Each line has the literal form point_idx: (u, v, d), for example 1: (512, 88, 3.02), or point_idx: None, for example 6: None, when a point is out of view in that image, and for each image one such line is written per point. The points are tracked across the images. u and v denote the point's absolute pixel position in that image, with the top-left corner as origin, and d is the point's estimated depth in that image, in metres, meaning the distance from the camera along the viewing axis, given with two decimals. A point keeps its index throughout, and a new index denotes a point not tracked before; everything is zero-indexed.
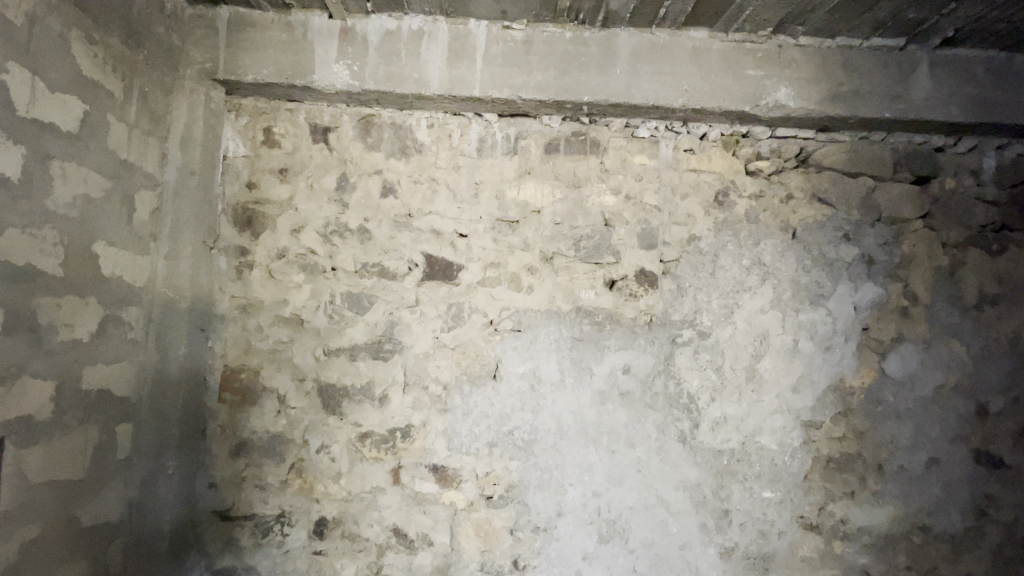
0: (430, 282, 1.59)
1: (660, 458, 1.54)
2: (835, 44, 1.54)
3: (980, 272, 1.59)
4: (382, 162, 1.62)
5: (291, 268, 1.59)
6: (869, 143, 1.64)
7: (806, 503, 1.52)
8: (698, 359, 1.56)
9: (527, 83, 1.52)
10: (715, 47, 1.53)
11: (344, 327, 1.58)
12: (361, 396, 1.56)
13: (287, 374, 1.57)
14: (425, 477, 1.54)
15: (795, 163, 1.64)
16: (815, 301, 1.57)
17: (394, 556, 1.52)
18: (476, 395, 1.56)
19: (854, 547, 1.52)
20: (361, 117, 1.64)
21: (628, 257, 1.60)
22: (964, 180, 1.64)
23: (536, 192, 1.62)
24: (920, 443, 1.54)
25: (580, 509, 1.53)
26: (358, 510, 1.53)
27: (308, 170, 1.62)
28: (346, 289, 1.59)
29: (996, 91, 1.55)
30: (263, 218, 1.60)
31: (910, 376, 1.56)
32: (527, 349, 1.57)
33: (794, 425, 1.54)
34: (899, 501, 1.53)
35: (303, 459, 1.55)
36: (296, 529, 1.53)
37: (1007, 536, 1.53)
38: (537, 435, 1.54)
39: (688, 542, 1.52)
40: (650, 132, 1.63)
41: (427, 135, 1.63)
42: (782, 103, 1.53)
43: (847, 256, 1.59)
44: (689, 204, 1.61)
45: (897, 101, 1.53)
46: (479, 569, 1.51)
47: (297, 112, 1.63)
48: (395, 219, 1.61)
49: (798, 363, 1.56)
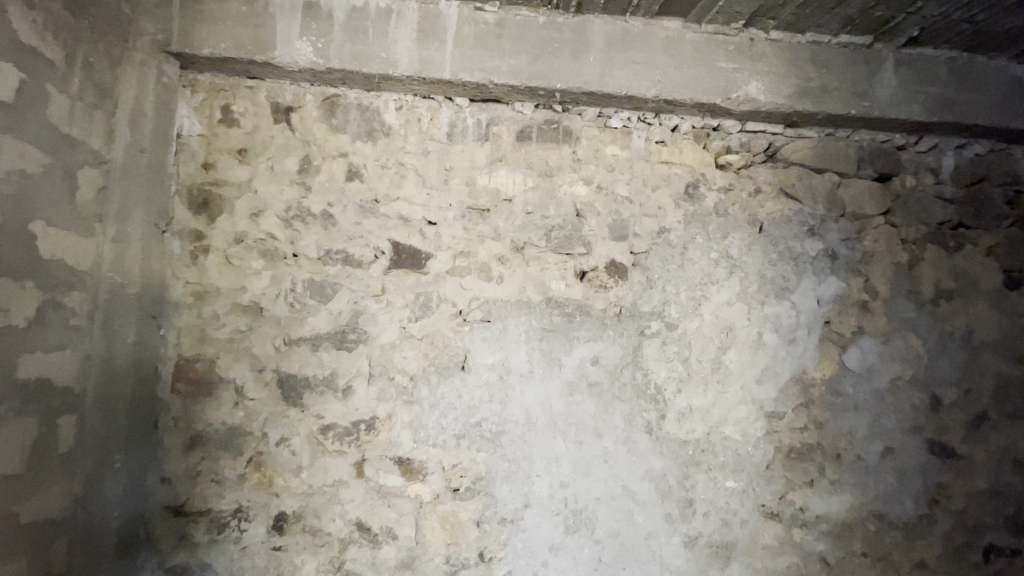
0: (397, 271, 1.55)
1: (627, 449, 1.54)
2: (805, 40, 1.55)
3: (936, 268, 1.65)
4: (347, 145, 1.56)
5: (250, 253, 1.52)
6: (835, 140, 1.67)
7: (768, 492, 1.55)
8: (665, 351, 1.57)
9: (498, 67, 1.48)
10: (688, 38, 1.52)
11: (306, 316, 1.52)
12: (323, 387, 1.51)
13: (245, 364, 1.50)
14: (390, 470, 1.50)
15: (764, 158, 1.65)
16: (780, 294, 1.59)
17: (357, 550, 1.48)
18: (444, 386, 1.53)
19: (813, 535, 1.55)
20: (326, 97, 1.57)
21: (599, 248, 1.59)
22: (924, 178, 1.69)
23: (508, 179, 1.59)
24: (877, 433, 1.59)
25: (547, 500, 1.52)
26: (320, 504, 1.49)
27: (268, 151, 1.55)
28: (308, 277, 1.53)
29: (956, 92, 1.59)
30: (221, 201, 1.53)
31: (869, 368, 1.60)
32: (497, 340, 1.54)
33: (757, 416, 1.57)
34: (856, 490, 1.57)
35: (261, 453, 1.49)
36: (254, 524, 1.48)
37: (956, 522, 1.60)
38: (505, 427, 1.53)
39: (653, 531, 1.53)
40: (623, 123, 1.62)
41: (395, 118, 1.58)
42: (752, 97, 1.53)
43: (812, 250, 1.61)
44: (659, 196, 1.61)
45: (862, 99, 1.56)
46: (444, 562, 1.49)
47: (257, 90, 1.56)
48: (361, 205, 1.55)
49: (763, 355, 1.58)
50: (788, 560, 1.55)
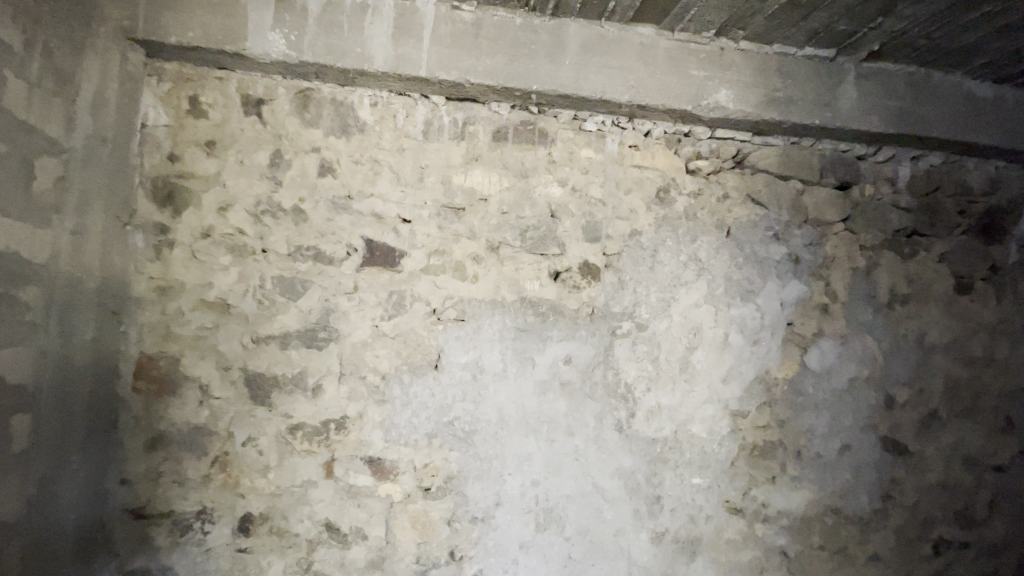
0: (370, 268, 1.53)
1: (597, 447, 1.56)
2: (772, 51, 1.60)
3: (892, 273, 1.73)
4: (320, 140, 1.54)
5: (217, 248, 1.48)
6: (799, 148, 1.73)
7: (732, 488, 1.60)
8: (635, 351, 1.60)
9: (475, 67, 1.49)
10: (661, 45, 1.55)
11: (275, 314, 1.49)
12: (293, 386, 1.49)
13: (211, 362, 1.47)
14: (360, 470, 1.49)
15: (732, 164, 1.70)
16: (745, 296, 1.65)
17: (326, 551, 1.46)
18: (416, 385, 1.52)
19: (774, 530, 1.61)
20: (298, 91, 1.55)
21: (573, 249, 1.61)
22: (882, 187, 1.77)
23: (483, 178, 1.59)
24: (835, 431, 1.65)
25: (518, 498, 1.53)
26: (287, 505, 1.46)
27: (238, 144, 1.51)
28: (277, 274, 1.50)
29: (912, 105, 1.67)
30: (187, 194, 1.49)
31: (829, 368, 1.66)
32: (470, 339, 1.55)
33: (723, 414, 1.61)
34: (816, 485, 1.64)
35: (227, 453, 1.45)
36: (219, 526, 1.44)
37: (907, 516, 1.68)
38: (477, 426, 1.53)
39: (621, 528, 1.56)
40: (597, 126, 1.65)
41: (370, 114, 1.57)
42: (722, 104, 1.57)
43: (776, 255, 1.67)
44: (632, 199, 1.64)
45: (825, 110, 1.62)
46: (415, 562, 1.49)
47: (227, 81, 1.52)
48: (334, 200, 1.53)
49: (729, 356, 1.63)
50: (751, 554, 1.60)
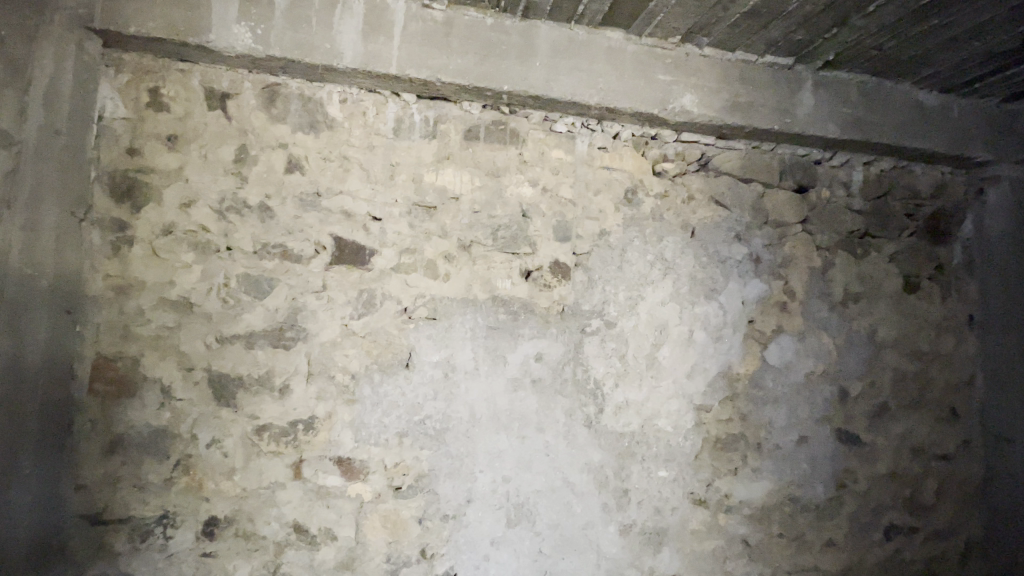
0: (339, 267, 1.52)
1: (567, 442, 1.59)
2: (735, 58, 1.65)
3: (846, 273, 1.81)
4: (288, 136, 1.52)
5: (179, 245, 1.44)
6: (760, 152, 1.80)
7: (696, 480, 1.65)
8: (604, 348, 1.63)
9: (446, 66, 1.49)
10: (629, 49, 1.59)
11: (240, 313, 1.46)
12: (259, 386, 1.46)
13: (173, 362, 1.43)
14: (329, 470, 1.47)
15: (697, 167, 1.76)
16: (709, 295, 1.70)
17: (294, 553, 1.44)
18: (387, 384, 1.51)
19: (736, 519, 1.67)
20: (265, 86, 1.52)
21: (544, 248, 1.63)
22: (837, 190, 1.86)
23: (455, 177, 1.59)
24: (793, 424, 1.73)
25: (490, 495, 1.54)
26: (254, 507, 1.44)
27: (201, 138, 1.47)
28: (243, 272, 1.47)
29: (865, 113, 1.75)
30: (147, 189, 1.44)
31: (787, 363, 1.74)
32: (442, 337, 1.55)
33: (687, 409, 1.66)
34: (775, 476, 1.71)
35: (190, 455, 1.42)
36: (182, 531, 1.40)
37: (860, 503, 1.77)
38: (449, 423, 1.54)
39: (591, 521, 1.59)
40: (568, 127, 1.67)
41: (339, 110, 1.55)
42: (687, 109, 1.62)
43: (738, 254, 1.73)
44: (601, 200, 1.67)
45: (785, 116, 1.69)
46: (385, 561, 1.48)
47: (190, 74, 1.48)
48: (302, 197, 1.51)
49: (693, 352, 1.68)
50: (714, 543, 1.65)
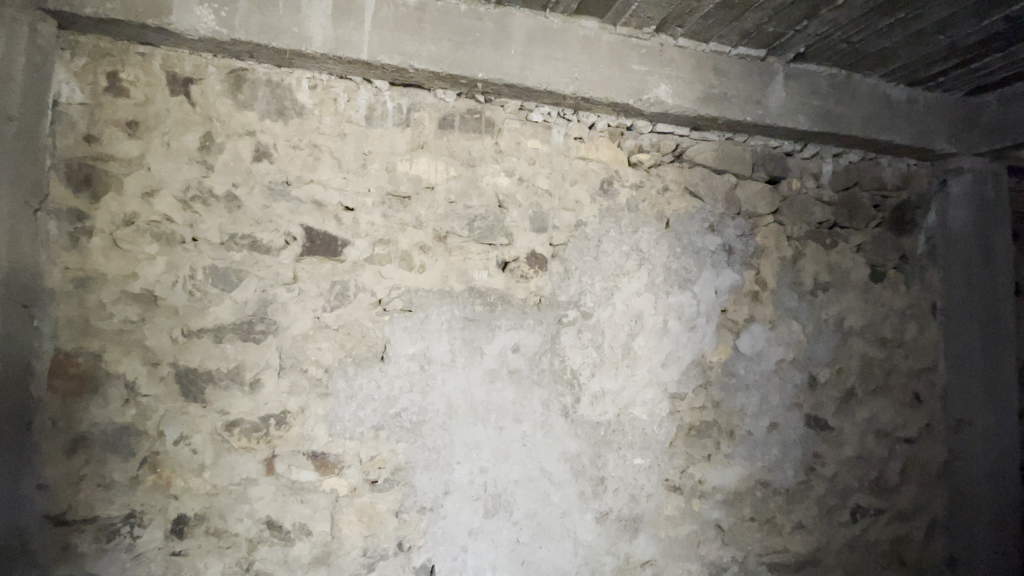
0: (310, 258, 1.48)
1: (544, 432, 1.60)
2: (709, 49, 1.66)
3: (815, 262, 1.86)
4: (255, 123, 1.47)
5: (142, 237, 1.39)
6: (733, 144, 1.82)
7: (671, 467, 1.68)
8: (581, 338, 1.64)
9: (418, 52, 1.46)
10: (604, 38, 1.58)
11: (207, 306, 1.42)
12: (228, 380, 1.43)
13: (137, 357, 1.38)
14: (303, 465, 1.45)
15: (672, 158, 1.77)
16: (683, 285, 1.72)
17: (268, 550, 1.42)
18: (362, 377, 1.49)
19: (709, 504, 1.71)
20: (231, 71, 1.47)
21: (520, 239, 1.62)
22: (807, 182, 1.89)
23: (429, 167, 1.57)
24: (764, 410, 1.77)
25: (467, 486, 1.54)
26: (225, 504, 1.40)
27: (164, 125, 1.42)
28: (210, 263, 1.43)
29: (835, 105, 1.78)
30: (107, 178, 1.38)
31: (759, 351, 1.77)
32: (418, 329, 1.53)
33: (662, 397, 1.69)
34: (747, 461, 1.75)
35: (157, 453, 1.38)
36: (150, 530, 1.37)
37: (828, 486, 1.82)
38: (425, 416, 1.52)
39: (568, 510, 1.60)
40: (543, 117, 1.66)
41: (309, 97, 1.51)
42: (662, 99, 1.63)
43: (711, 245, 1.75)
44: (577, 190, 1.67)
45: (757, 107, 1.71)
46: (362, 555, 1.47)
47: (151, 58, 1.42)
48: (271, 186, 1.47)
49: (668, 341, 1.70)
50: (688, 528, 1.69)
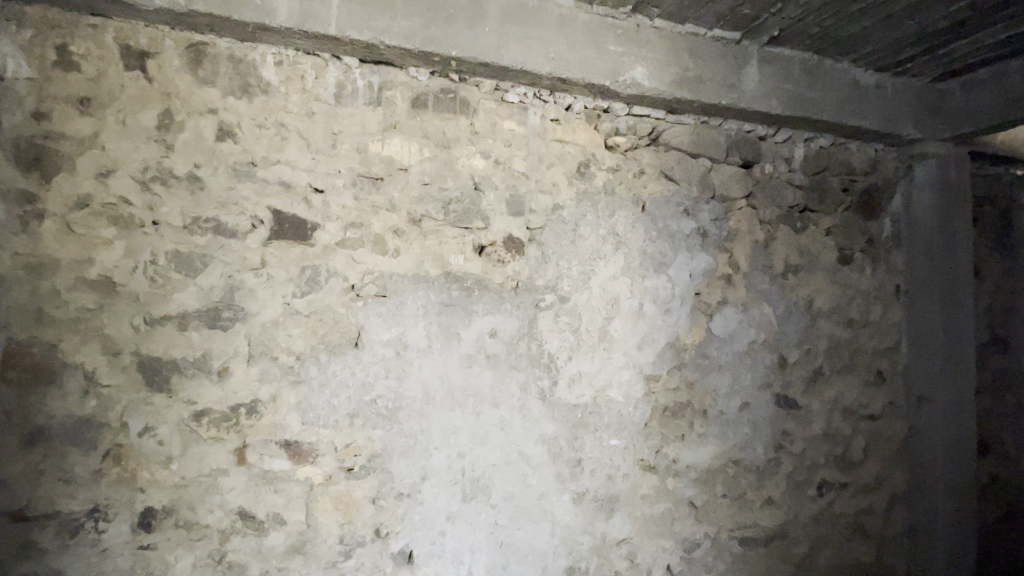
0: (278, 242, 1.44)
1: (522, 416, 1.60)
2: (684, 30, 1.66)
3: (786, 246, 1.89)
4: (217, 100, 1.40)
5: (98, 220, 1.32)
6: (708, 128, 1.83)
7: (646, 447, 1.71)
8: (558, 322, 1.64)
9: (389, 28, 1.41)
10: (580, 17, 1.56)
11: (170, 292, 1.36)
12: (195, 369, 1.38)
13: (96, 347, 1.32)
14: (276, 454, 1.42)
15: (648, 141, 1.77)
16: (659, 268, 1.73)
17: (241, 540, 1.39)
18: (335, 364, 1.46)
19: (683, 482, 1.75)
20: (190, 45, 1.39)
21: (497, 223, 1.60)
22: (780, 166, 1.92)
23: (402, 148, 1.53)
24: (736, 390, 1.81)
25: (445, 471, 1.54)
26: (195, 496, 1.37)
27: (118, 102, 1.34)
28: (172, 248, 1.37)
29: (807, 89, 1.80)
30: (58, 158, 1.30)
31: (731, 333, 1.81)
32: (393, 315, 1.51)
33: (638, 379, 1.71)
34: (719, 440, 1.79)
35: (120, 445, 1.33)
36: (116, 524, 1.32)
37: (796, 462, 1.89)
38: (402, 402, 1.51)
39: (545, 491, 1.62)
40: (519, 98, 1.64)
41: (275, 74, 1.45)
42: (638, 81, 1.61)
43: (686, 228, 1.77)
44: (554, 173, 1.65)
45: (732, 91, 1.71)
46: (339, 543, 1.45)
47: (103, 30, 1.34)
48: (236, 167, 1.41)
49: (643, 324, 1.71)
50: (663, 506, 1.72)
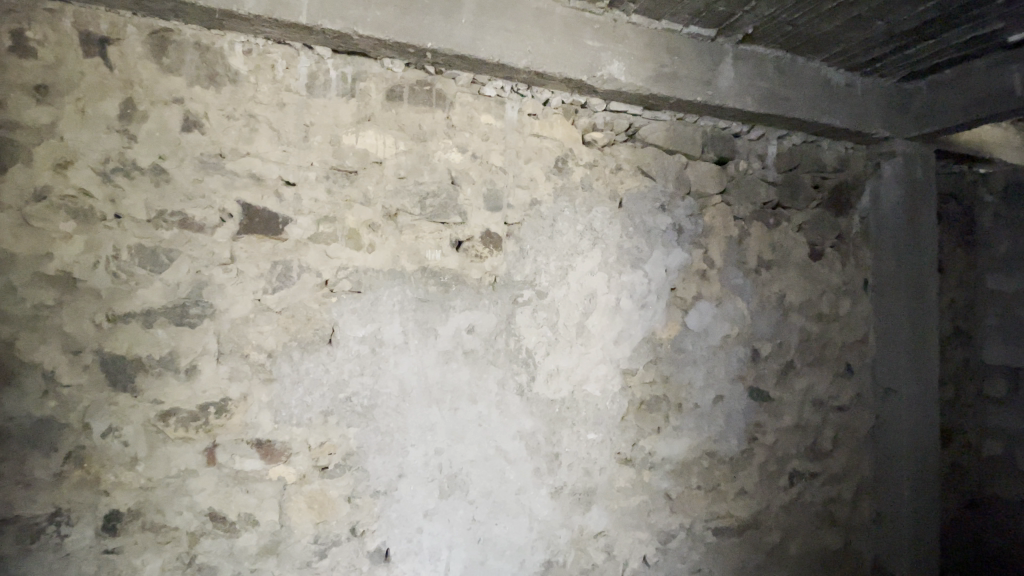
0: (248, 236, 1.40)
1: (500, 411, 1.60)
2: (661, 26, 1.66)
3: (759, 241, 1.93)
4: (183, 90, 1.36)
5: (56, 213, 1.26)
6: (684, 124, 1.85)
7: (623, 441, 1.73)
8: (536, 318, 1.64)
9: (362, 18, 1.37)
10: (558, 11, 1.55)
11: (134, 288, 1.32)
12: (161, 368, 1.34)
13: (55, 345, 1.26)
14: (247, 453, 1.39)
15: (625, 137, 1.78)
16: (635, 264, 1.75)
17: (211, 542, 1.36)
18: (309, 362, 1.43)
19: (659, 475, 1.77)
20: (154, 31, 1.34)
21: (474, 218, 1.59)
22: (754, 163, 1.95)
23: (377, 140, 1.50)
24: (710, 383, 1.84)
25: (421, 468, 1.52)
26: (162, 497, 1.33)
27: (77, 90, 1.28)
28: (136, 242, 1.32)
29: (780, 87, 1.83)
30: (12, 148, 1.24)
31: (706, 328, 1.83)
32: (368, 311, 1.48)
33: (615, 373, 1.72)
34: (694, 433, 1.82)
35: (83, 447, 1.28)
36: (79, 528, 1.28)
37: (768, 453, 1.93)
38: (378, 400, 1.49)
39: (523, 486, 1.62)
40: (496, 92, 1.62)
41: (244, 63, 1.40)
42: (615, 77, 1.62)
43: (662, 224, 1.78)
44: (531, 168, 1.65)
45: (707, 88, 1.73)
46: (314, 542, 1.43)
47: (61, 15, 1.28)
48: (203, 159, 1.37)
49: (620, 319, 1.73)
50: (639, 498, 1.75)
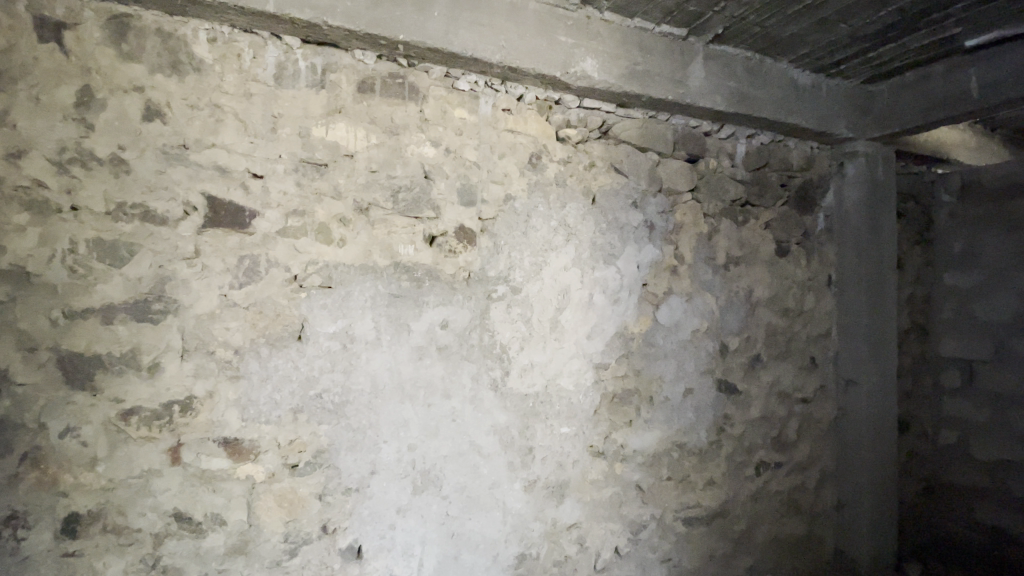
0: (214, 230, 1.36)
1: (473, 407, 1.60)
2: (633, 24, 1.68)
3: (728, 238, 1.97)
4: (145, 78, 1.31)
5: (8, 205, 1.21)
6: (657, 122, 1.87)
7: (595, 434, 1.75)
8: (510, 313, 1.64)
9: (331, 7, 1.35)
10: (531, 6, 1.55)
11: (93, 283, 1.27)
12: (123, 365, 1.30)
13: (9, 343, 1.21)
14: (213, 452, 1.36)
15: (599, 134, 1.79)
16: (608, 260, 1.77)
17: (176, 543, 1.33)
18: (278, 358, 1.41)
19: (631, 466, 1.80)
20: (113, 16, 1.29)
21: (448, 212, 1.58)
22: (723, 161, 1.99)
23: (348, 133, 1.48)
24: (680, 377, 1.88)
25: (394, 464, 1.52)
26: (124, 499, 1.29)
27: (30, 76, 1.23)
28: (95, 236, 1.27)
29: (749, 87, 1.87)
30: None
31: (676, 322, 1.87)
32: (339, 307, 1.47)
33: (587, 368, 1.74)
34: (665, 425, 1.85)
35: (39, 448, 1.23)
36: (36, 532, 1.23)
37: (736, 444, 1.98)
38: (349, 396, 1.47)
39: (497, 480, 1.63)
40: (470, 86, 1.62)
41: (209, 51, 1.36)
42: (588, 73, 1.63)
43: (634, 221, 1.81)
44: (505, 164, 1.65)
45: (678, 86, 1.76)
46: (283, 541, 1.41)
47: None
48: (165, 150, 1.32)
49: (593, 314, 1.75)
50: (611, 490, 1.78)
